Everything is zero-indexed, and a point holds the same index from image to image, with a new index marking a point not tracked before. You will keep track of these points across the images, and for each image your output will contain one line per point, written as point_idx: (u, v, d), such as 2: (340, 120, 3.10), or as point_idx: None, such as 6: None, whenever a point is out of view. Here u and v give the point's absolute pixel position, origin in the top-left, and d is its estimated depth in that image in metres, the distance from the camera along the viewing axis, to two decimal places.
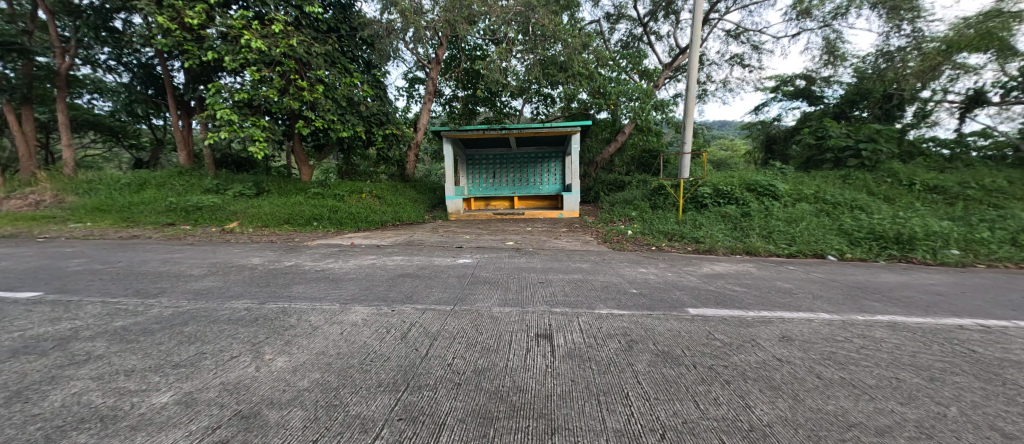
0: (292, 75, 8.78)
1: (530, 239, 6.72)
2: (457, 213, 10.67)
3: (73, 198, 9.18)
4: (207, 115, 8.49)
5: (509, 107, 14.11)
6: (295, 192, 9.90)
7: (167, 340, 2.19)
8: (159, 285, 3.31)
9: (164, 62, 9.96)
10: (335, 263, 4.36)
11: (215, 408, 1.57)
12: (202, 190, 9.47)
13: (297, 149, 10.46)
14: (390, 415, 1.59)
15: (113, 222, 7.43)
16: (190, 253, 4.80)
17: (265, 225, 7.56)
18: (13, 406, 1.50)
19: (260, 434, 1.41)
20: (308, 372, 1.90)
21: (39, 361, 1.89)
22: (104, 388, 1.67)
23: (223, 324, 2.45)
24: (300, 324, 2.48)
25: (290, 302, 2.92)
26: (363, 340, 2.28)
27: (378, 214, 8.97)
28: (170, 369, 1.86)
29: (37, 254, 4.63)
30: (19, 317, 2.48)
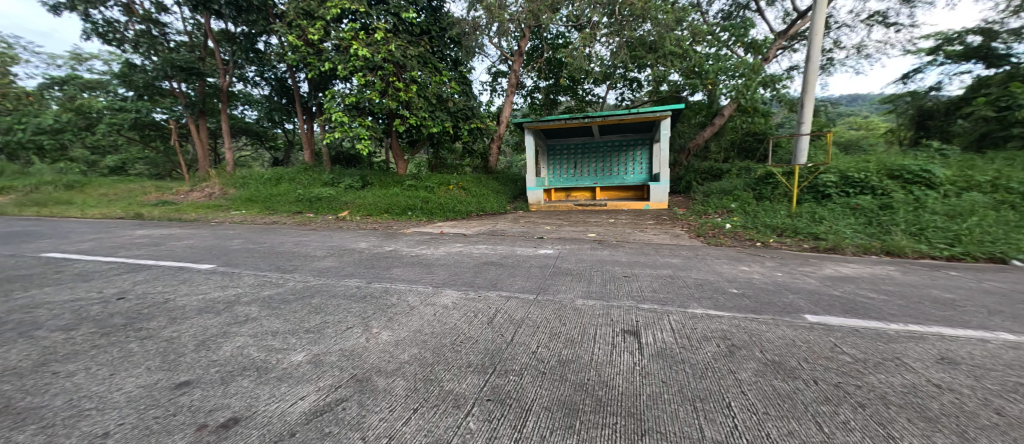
0: (391, 77, 9.72)
1: (614, 231, 6.49)
2: (536, 205, 10.77)
3: (233, 190, 11.49)
4: (325, 118, 9.90)
5: (592, 96, 13.92)
6: (393, 184, 11.02)
7: (299, 309, 2.59)
8: (292, 263, 3.95)
9: (293, 74, 11.85)
10: (427, 249, 4.71)
11: (337, 370, 1.86)
12: (322, 183, 11.11)
13: (394, 145, 11.60)
14: (480, 395, 1.70)
15: (260, 210, 9.12)
16: (315, 237, 5.65)
17: (370, 214, 8.60)
18: (200, 352, 1.95)
19: (372, 404, 1.64)
20: (408, 346, 2.10)
21: (215, 318, 2.40)
22: (257, 344, 2.06)
23: (340, 298, 2.83)
24: (401, 303, 2.75)
25: (391, 283, 3.23)
26: (453, 322, 2.42)
27: (464, 204, 9.54)
28: (302, 333, 2.20)
29: (216, 234, 5.94)
30: (204, 282, 3.20)
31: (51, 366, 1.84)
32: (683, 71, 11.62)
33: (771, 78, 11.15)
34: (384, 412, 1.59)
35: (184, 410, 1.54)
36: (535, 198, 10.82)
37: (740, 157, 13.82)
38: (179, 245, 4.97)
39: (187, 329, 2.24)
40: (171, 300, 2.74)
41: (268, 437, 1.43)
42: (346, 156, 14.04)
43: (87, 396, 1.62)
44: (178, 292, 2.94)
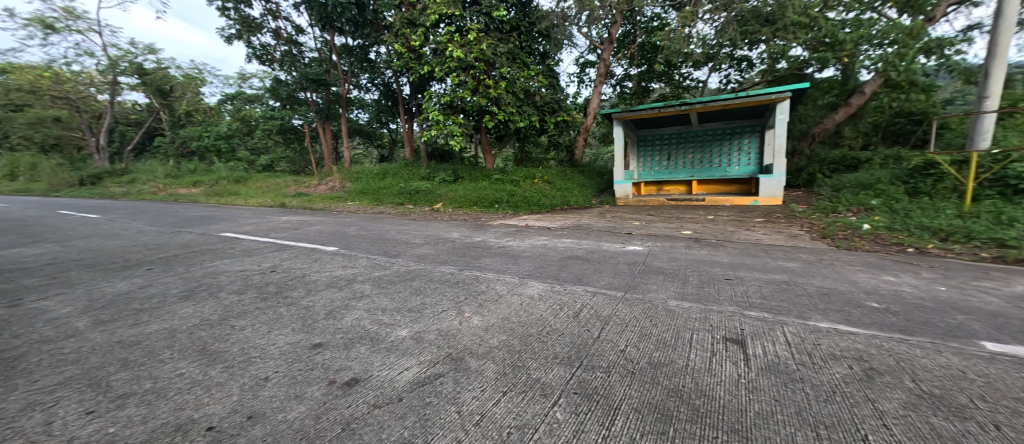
0: (481, 76, 10.14)
1: (713, 229, 5.91)
2: (624, 199, 10.35)
3: (349, 183, 13.40)
4: (424, 118, 10.89)
5: (690, 80, 12.75)
6: (481, 178, 11.65)
7: (404, 290, 2.91)
8: (396, 248, 4.45)
9: (398, 79, 13.30)
10: (513, 241, 4.90)
11: (435, 348, 2.05)
12: (420, 177, 12.29)
13: (483, 140, 12.27)
14: (567, 387, 1.71)
15: (371, 201, 10.50)
16: (414, 226, 6.27)
17: (461, 206, 9.27)
18: (328, 321, 2.32)
19: (466, 382, 1.78)
20: (497, 333, 2.20)
21: (338, 292, 2.84)
22: (370, 318, 2.38)
23: (437, 283, 3.09)
24: (490, 290, 2.90)
25: (481, 271, 3.42)
26: (540, 313, 2.46)
27: (549, 198, 9.66)
28: (405, 312, 2.47)
29: (339, 222, 7.02)
30: (329, 261, 3.79)
31: (229, 320, 2.39)
32: (809, 43, 10.00)
33: (937, 43, 9.04)
34: (477, 391, 1.71)
35: (318, 368, 1.87)
36: (623, 192, 10.41)
37: (885, 143, 11.27)
38: (312, 230, 5.98)
39: (317, 300, 2.68)
40: (306, 275, 3.31)
41: (381, 398, 1.68)
42: (440, 152, 15.26)
43: (253, 346, 2.07)
44: (310, 269, 3.53)
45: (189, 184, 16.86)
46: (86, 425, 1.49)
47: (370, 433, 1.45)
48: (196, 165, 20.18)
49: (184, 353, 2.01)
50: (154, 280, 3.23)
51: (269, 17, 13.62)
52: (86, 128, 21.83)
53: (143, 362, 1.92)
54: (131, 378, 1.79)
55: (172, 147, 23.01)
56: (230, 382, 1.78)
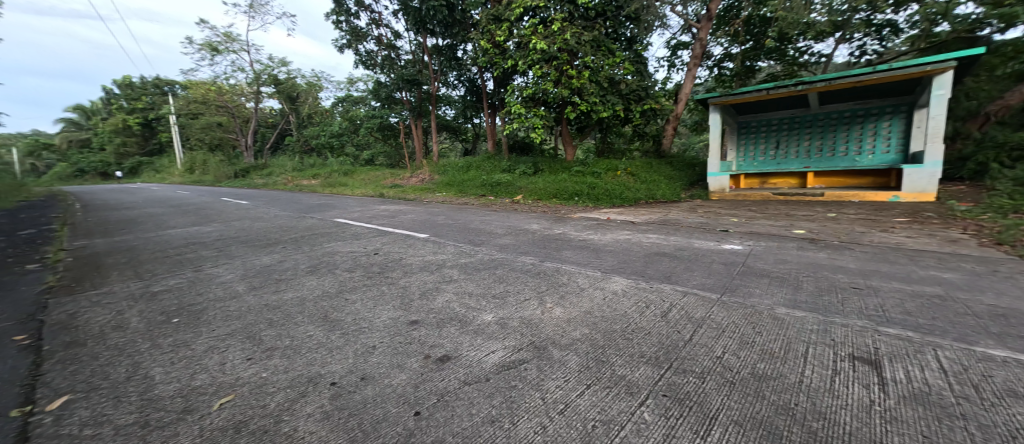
0: (565, 66, 10.16)
1: (833, 229, 5.10)
2: (719, 193, 9.54)
3: (437, 175, 14.56)
4: (507, 111, 11.25)
5: (810, 55, 11.51)
6: (562, 170, 11.67)
7: (487, 277, 3.07)
8: (480, 238, 4.69)
9: (483, 74, 14.00)
10: (594, 234, 4.83)
11: (518, 335, 2.12)
12: (501, 170, 12.82)
13: (564, 132, 12.32)
14: (655, 388, 1.64)
15: (456, 193, 11.33)
16: (496, 217, 6.56)
17: (540, 198, 9.45)
18: (422, 303, 2.57)
19: (549, 371, 1.81)
20: (579, 326, 2.20)
21: (429, 276, 3.10)
22: (458, 301, 2.58)
23: (519, 272, 3.19)
24: (571, 283, 2.90)
25: (562, 264, 3.44)
26: (624, 310, 2.39)
27: (633, 191, 9.25)
28: (489, 299, 2.61)
29: (429, 211, 7.66)
30: (422, 247, 4.15)
31: (343, 293, 2.79)
32: None
33: None
34: (560, 381, 1.73)
35: (416, 343, 2.10)
36: (719, 185, 9.59)
37: None
38: (407, 217, 6.62)
39: (413, 281, 2.98)
40: (402, 259, 3.68)
41: (470, 377, 1.79)
42: (520, 144, 15.59)
43: (362, 318, 2.38)
44: (407, 253, 3.91)
45: (311, 177, 20.08)
46: (248, 369, 1.91)
47: (461, 407, 1.57)
48: (314, 161, 23.77)
49: (311, 318, 2.41)
50: (288, 255, 3.89)
51: (373, 25, 15.16)
52: (238, 130, 27.13)
53: (283, 323, 2.36)
54: (275, 335, 2.22)
55: (298, 145, 27.52)
56: (345, 347, 2.08)
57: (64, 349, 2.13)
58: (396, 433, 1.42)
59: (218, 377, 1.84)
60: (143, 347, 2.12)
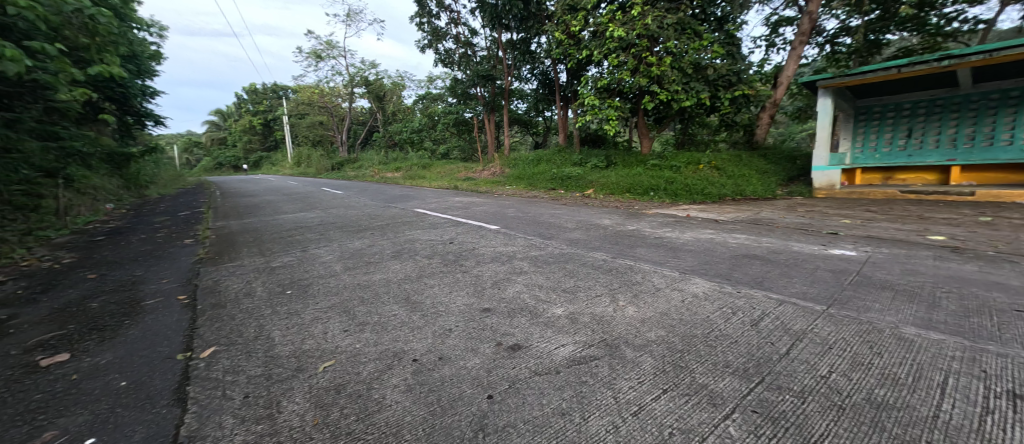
0: (644, 53, 9.68)
1: (986, 237, 4.13)
2: (827, 189, 8.43)
3: (508, 169, 15.06)
4: (579, 103, 11.13)
5: (963, 21, 9.53)
6: (636, 164, 11.22)
7: (558, 271, 3.09)
8: (550, 231, 4.73)
9: (556, 67, 14.02)
10: (671, 232, 4.57)
11: (589, 331, 2.10)
12: (572, 163, 12.82)
13: (640, 123, 11.81)
14: (742, 402, 1.49)
15: (527, 186, 11.66)
16: (566, 211, 6.56)
17: (613, 192, 9.25)
18: (495, 292, 2.69)
19: (622, 370, 1.75)
20: (654, 327, 2.10)
21: (501, 267, 3.22)
22: (529, 293, 2.65)
23: (590, 268, 3.15)
24: (646, 282, 2.79)
25: (636, 261, 3.32)
26: (706, 314, 2.23)
27: (716, 186, 8.52)
28: (560, 292, 2.63)
29: (500, 203, 7.91)
30: (493, 238, 4.32)
31: (423, 278, 3.04)
32: None
33: None
34: (634, 382, 1.66)
35: (489, 329, 2.20)
36: (828, 179, 8.48)
37: None
38: (479, 210, 6.92)
39: (485, 271, 3.14)
40: (475, 249, 3.87)
41: (541, 368, 1.81)
42: (592, 137, 15.19)
43: (439, 303, 2.56)
44: (480, 243, 4.10)
45: (394, 170, 22.13)
46: (345, 339, 2.17)
47: (532, 396, 1.60)
48: (398, 155, 26.10)
49: (396, 299, 2.66)
50: (376, 241, 4.33)
51: (451, 25, 15.92)
52: (336, 128, 30.98)
53: (373, 301, 2.64)
54: (366, 311, 2.50)
55: (384, 141, 30.42)
56: (425, 327, 2.26)
57: (212, 309, 2.67)
58: (471, 413, 1.50)
59: (321, 343, 2.14)
60: (266, 313, 2.55)
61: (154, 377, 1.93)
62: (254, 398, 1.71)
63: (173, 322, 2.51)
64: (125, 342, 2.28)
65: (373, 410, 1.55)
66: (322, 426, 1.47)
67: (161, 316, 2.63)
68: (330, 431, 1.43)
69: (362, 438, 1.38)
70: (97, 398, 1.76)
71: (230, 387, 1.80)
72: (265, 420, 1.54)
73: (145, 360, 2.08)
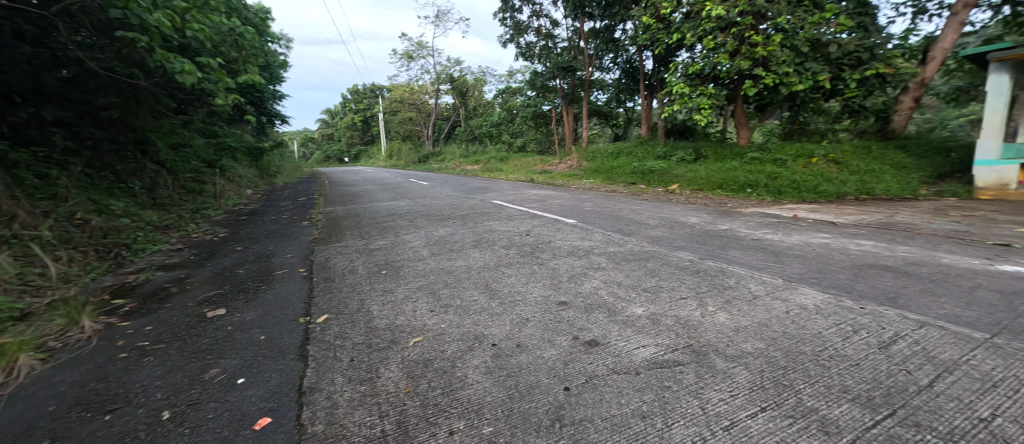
0: (747, 33, 8.75)
1: None
2: (995, 190, 6.66)
3: (585, 162, 14.98)
4: (666, 92, 10.49)
5: None
6: (731, 157, 10.31)
7: (638, 268, 3.00)
8: (630, 227, 4.58)
9: (641, 54, 13.43)
10: (772, 234, 4.09)
11: (673, 335, 1.99)
12: (655, 156, 12.30)
13: (738, 111, 10.74)
14: (865, 434, 1.22)
15: (605, 180, 11.53)
16: (647, 206, 6.30)
17: (701, 188, 8.65)
18: (575, 285, 2.71)
19: (711, 380, 1.61)
20: (749, 338, 1.91)
21: (577, 262, 3.22)
22: (607, 289, 2.62)
23: (673, 268, 3.00)
24: (740, 287, 2.55)
25: (728, 264, 3.06)
26: (816, 330, 1.95)
27: (831, 182, 7.37)
28: (641, 290, 2.56)
29: (577, 197, 7.90)
30: (569, 232, 4.32)
31: (501, 267, 3.18)
32: None
33: None
34: (725, 394, 1.51)
35: (565, 322, 2.22)
36: (999, 178, 6.68)
37: None
38: (556, 203, 6.96)
39: (562, 264, 3.18)
40: (552, 242, 3.91)
41: (619, 367, 1.76)
42: (679, 128, 14.49)
43: (517, 293, 2.66)
44: (556, 236, 4.13)
45: (473, 163, 23.48)
46: (432, 318, 2.37)
47: (610, 394, 1.56)
48: (477, 148, 27.52)
49: (476, 285, 2.83)
50: (457, 230, 4.62)
51: (534, 18, 16.01)
52: (424, 124, 33.80)
53: (455, 285, 2.84)
54: (450, 295, 2.69)
55: (465, 134, 32.25)
56: (503, 314, 2.36)
57: (325, 281, 3.13)
58: (548, 401, 1.52)
59: (411, 320, 2.36)
60: (365, 289, 2.90)
61: (283, 335, 2.33)
62: (358, 362, 1.97)
63: (296, 290, 3.00)
64: (263, 303, 2.80)
65: (457, 387, 1.67)
66: (413, 394, 1.63)
67: (286, 284, 3.16)
68: (420, 400, 1.59)
69: (448, 411, 1.50)
70: (244, 347, 2.20)
71: (339, 350, 2.09)
72: (366, 383, 1.76)
73: (276, 320, 2.52)
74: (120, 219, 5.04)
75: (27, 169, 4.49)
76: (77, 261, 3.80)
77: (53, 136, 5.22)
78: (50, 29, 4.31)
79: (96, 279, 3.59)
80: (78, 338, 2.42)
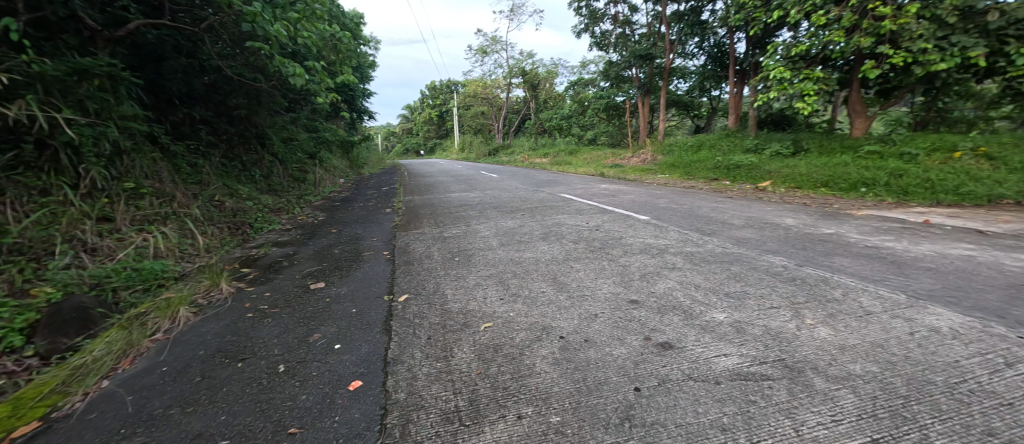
0: (872, 4, 7.48)
1: None
2: None
3: (661, 156, 14.25)
4: (760, 78, 9.42)
5: None
6: (840, 151, 8.95)
7: (720, 272, 2.81)
8: (710, 227, 4.27)
9: (732, 36, 12.35)
10: (892, 242, 3.49)
11: (762, 346, 1.82)
12: (743, 150, 11.28)
13: (853, 98, 9.29)
14: None
15: (682, 175, 10.92)
16: (732, 205, 5.81)
17: (799, 186, 7.69)
18: (651, 284, 2.64)
19: (807, 400, 1.42)
20: (857, 358, 1.66)
21: (649, 260, 3.12)
22: (683, 291, 2.51)
23: (763, 273, 2.75)
24: (847, 301, 2.24)
25: (833, 273, 2.70)
26: (951, 357, 1.61)
27: (980, 180, 6.01)
28: (722, 296, 2.41)
29: (651, 193, 7.55)
30: (642, 229, 4.16)
31: (569, 261, 3.19)
32: None
33: None
34: (826, 419, 1.31)
35: (638, 322, 2.16)
36: None
37: None
38: (627, 198, 6.74)
39: (632, 261, 3.10)
40: (623, 238, 3.81)
41: (697, 373, 1.66)
42: (775, 118, 13.37)
43: (585, 288, 2.65)
44: (627, 233, 4.01)
45: (542, 156, 23.71)
46: (501, 306, 2.48)
47: (686, 400, 1.47)
48: (547, 141, 27.63)
49: (544, 277, 2.89)
50: (526, 222, 4.72)
51: (611, 4, 15.42)
52: (495, 117, 34.83)
53: (524, 276, 2.93)
54: (519, 285, 2.78)
55: (534, 128, 32.54)
56: (571, 308, 2.38)
57: (405, 264, 3.42)
58: (617, 399, 1.50)
59: (482, 306, 2.50)
60: (440, 274, 3.12)
61: (371, 309, 2.61)
62: (435, 340, 2.13)
63: (381, 270, 3.33)
64: (354, 280, 3.16)
65: (526, 374, 1.73)
66: (484, 376, 1.73)
67: (371, 265, 3.53)
68: (491, 382, 1.68)
69: (516, 396, 1.56)
70: (338, 317, 2.52)
71: (417, 328, 2.29)
72: (442, 360, 1.91)
73: (364, 296, 2.84)
74: (246, 202, 6.03)
75: (184, 159, 5.57)
76: (215, 235, 4.65)
77: (201, 132, 6.38)
78: (199, 43, 5.32)
79: (229, 251, 4.39)
80: (219, 296, 3.01)
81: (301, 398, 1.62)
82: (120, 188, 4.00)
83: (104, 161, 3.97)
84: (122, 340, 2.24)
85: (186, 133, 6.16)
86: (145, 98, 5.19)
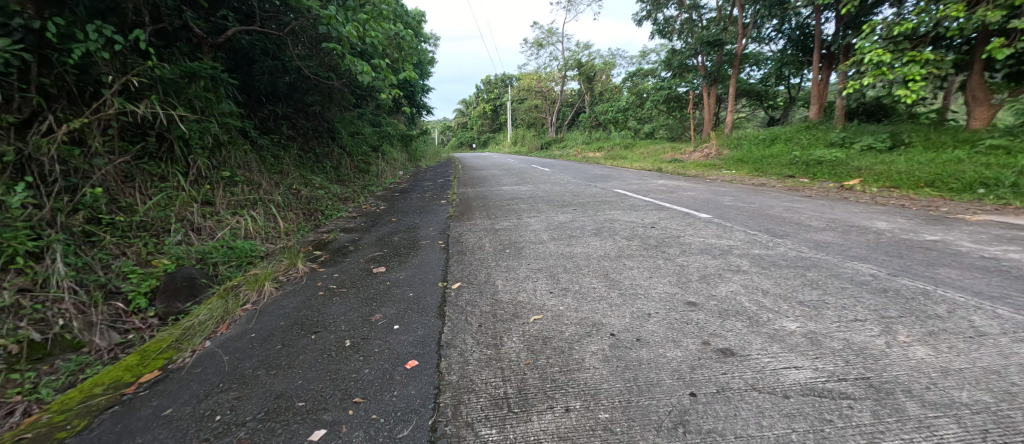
0: None
1: None
2: None
3: (727, 150, 13.25)
4: (852, 62, 8.28)
5: None
6: (953, 145, 7.66)
7: (793, 277, 2.59)
8: (783, 228, 3.91)
9: (819, 16, 11.05)
10: (1018, 253, 2.94)
11: (841, 362, 1.65)
12: (827, 143, 10.12)
13: (976, 81, 7.86)
14: None
15: (750, 171, 10.12)
16: (810, 205, 5.27)
17: (895, 186, 6.73)
18: (713, 287, 2.51)
19: (893, 423, 1.26)
20: (961, 384, 1.44)
21: (710, 261, 2.95)
22: (748, 296, 2.35)
23: (845, 282, 2.48)
24: (953, 319, 1.94)
25: (936, 286, 2.36)
26: None
27: None
28: (795, 303, 2.22)
29: (715, 190, 7.08)
30: (703, 228, 3.93)
31: (622, 258, 3.12)
32: None
33: None
34: None
35: (696, 325, 2.07)
36: None
37: None
38: (687, 195, 6.38)
39: (691, 261, 2.96)
40: (681, 237, 3.64)
41: (761, 384, 1.55)
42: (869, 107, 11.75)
43: (638, 287, 2.59)
44: (685, 231, 3.82)
45: (596, 150, 23.20)
46: (551, 299, 2.51)
47: (747, 411, 1.38)
48: (602, 135, 26.91)
49: (596, 273, 2.86)
50: (577, 217, 4.68)
51: None
52: (548, 111, 34.58)
53: (574, 271, 2.92)
54: (569, 279, 2.79)
55: (588, 121, 31.79)
56: (623, 306, 2.34)
57: (458, 254, 3.57)
58: (669, 403, 1.46)
59: (532, 298, 2.54)
60: (491, 264, 3.22)
61: (426, 294, 2.78)
62: (484, 328, 2.22)
63: (435, 259, 3.51)
64: (411, 266, 3.37)
65: (574, 368, 1.74)
66: (533, 366, 1.77)
67: (426, 253, 3.73)
68: (540, 373, 1.72)
69: (564, 389, 1.58)
70: (397, 300, 2.71)
71: (469, 315, 2.39)
72: (492, 347, 1.99)
73: (420, 282, 3.02)
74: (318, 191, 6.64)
75: (269, 151, 6.26)
76: (292, 219, 5.19)
77: (282, 127, 7.10)
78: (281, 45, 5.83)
79: (305, 234, 4.90)
80: (296, 275, 3.38)
81: (364, 371, 1.79)
82: (219, 176, 4.60)
83: (208, 152, 4.59)
84: (221, 307, 2.61)
85: (271, 128, 6.91)
86: (239, 97, 5.91)
